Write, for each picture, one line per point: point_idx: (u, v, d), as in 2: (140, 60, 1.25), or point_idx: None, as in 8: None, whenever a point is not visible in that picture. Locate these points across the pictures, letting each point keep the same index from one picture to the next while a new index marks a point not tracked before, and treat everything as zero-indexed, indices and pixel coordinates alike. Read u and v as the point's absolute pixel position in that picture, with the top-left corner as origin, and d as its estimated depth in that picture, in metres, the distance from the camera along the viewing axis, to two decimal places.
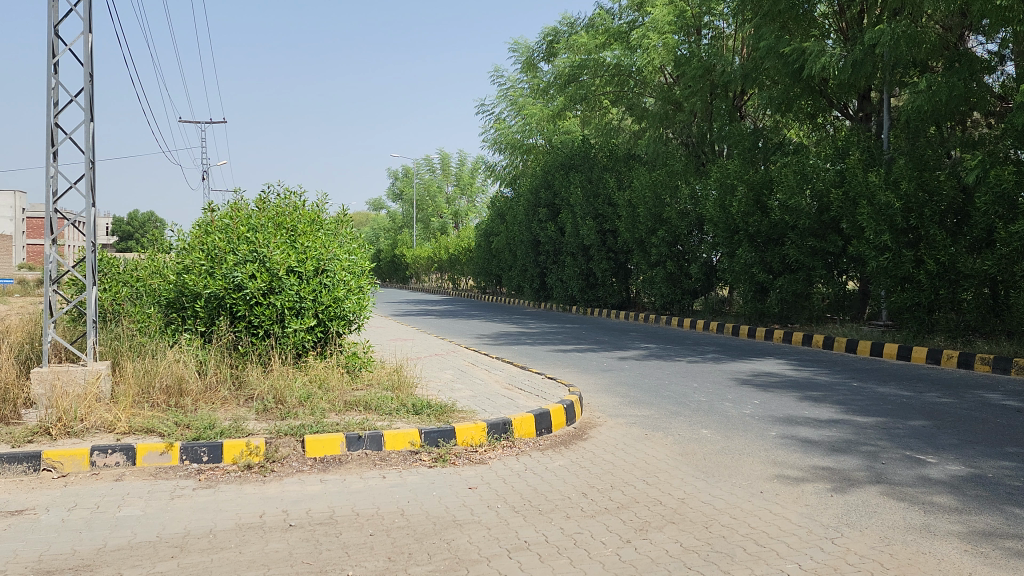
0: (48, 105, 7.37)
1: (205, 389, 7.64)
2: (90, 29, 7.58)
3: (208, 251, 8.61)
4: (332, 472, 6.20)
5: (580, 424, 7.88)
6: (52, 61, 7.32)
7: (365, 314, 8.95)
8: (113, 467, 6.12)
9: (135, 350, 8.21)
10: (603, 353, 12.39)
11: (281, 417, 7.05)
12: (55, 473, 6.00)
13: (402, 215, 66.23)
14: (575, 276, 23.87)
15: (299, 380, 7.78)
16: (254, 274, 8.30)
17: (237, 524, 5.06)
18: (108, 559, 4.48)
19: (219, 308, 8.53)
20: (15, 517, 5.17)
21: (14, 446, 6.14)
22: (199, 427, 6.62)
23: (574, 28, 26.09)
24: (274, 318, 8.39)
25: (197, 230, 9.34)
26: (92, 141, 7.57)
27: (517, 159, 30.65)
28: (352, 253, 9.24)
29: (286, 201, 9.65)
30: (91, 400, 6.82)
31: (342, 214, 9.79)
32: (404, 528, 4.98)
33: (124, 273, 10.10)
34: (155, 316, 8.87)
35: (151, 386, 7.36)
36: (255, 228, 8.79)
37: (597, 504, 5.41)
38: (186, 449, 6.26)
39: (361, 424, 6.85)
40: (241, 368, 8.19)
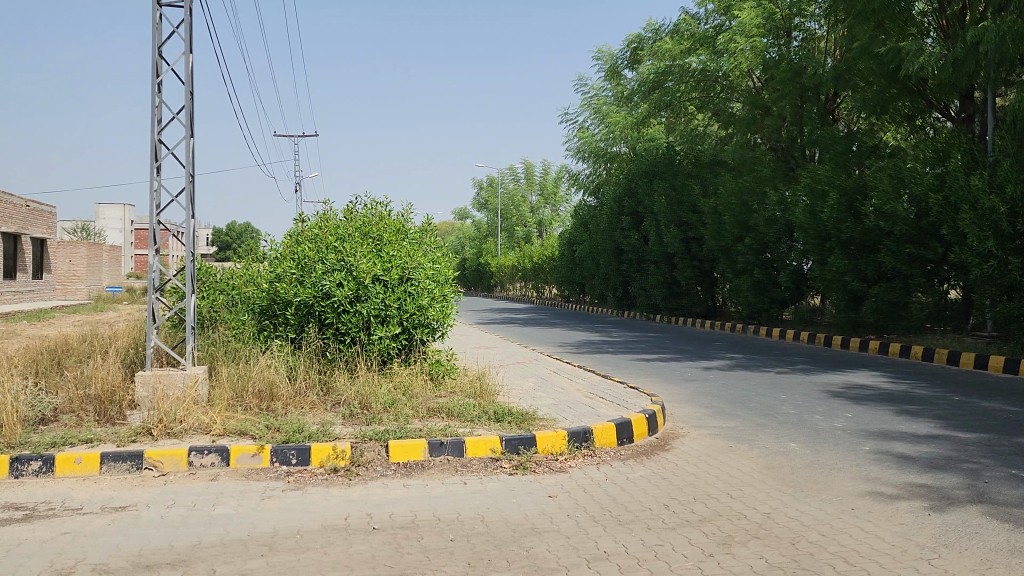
0: (153, 122, 7.79)
1: (294, 394, 7.88)
2: (190, 50, 7.97)
3: (298, 259, 8.90)
4: (415, 477, 6.30)
5: (663, 434, 7.77)
6: (156, 81, 7.74)
7: (449, 323, 9.09)
8: (209, 467, 6.39)
9: (229, 356, 8.54)
10: (687, 363, 12.16)
11: (366, 422, 7.22)
12: (156, 471, 6.31)
13: (487, 224, 66.86)
14: (658, 284, 23.60)
15: (384, 387, 7.94)
16: (341, 283, 8.52)
17: (323, 526, 5.21)
18: (201, 555, 4.68)
19: (309, 315, 8.79)
20: (119, 513, 5.47)
21: (119, 446, 6.49)
22: (288, 430, 6.84)
23: (659, 35, 25.82)
24: (361, 325, 8.61)
25: (288, 240, 9.69)
26: (192, 156, 7.94)
27: (601, 167, 30.43)
28: (437, 262, 9.40)
29: (372, 211, 9.90)
30: (189, 402, 7.13)
31: (427, 224, 9.97)
32: (484, 534, 5.02)
33: (221, 281, 10.56)
34: (249, 323, 9.19)
35: (244, 391, 7.63)
36: (343, 237, 9.06)
37: (678, 516, 5.32)
38: (276, 451, 6.48)
39: (444, 431, 6.95)
40: (328, 374, 8.41)
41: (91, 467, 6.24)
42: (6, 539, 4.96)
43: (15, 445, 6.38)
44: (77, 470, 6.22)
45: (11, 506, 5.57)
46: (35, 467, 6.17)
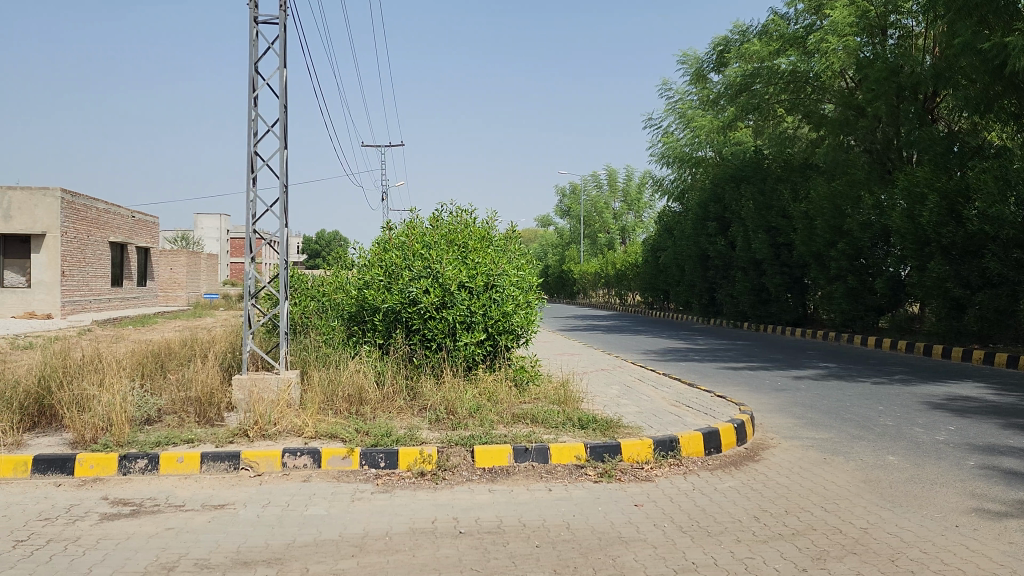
0: (250, 135, 8.10)
1: (382, 398, 8.00)
2: (284, 65, 8.26)
3: (385, 267, 9.10)
4: (500, 482, 6.34)
5: (752, 444, 7.59)
6: (252, 95, 8.05)
7: (533, 329, 9.12)
8: (302, 469, 6.60)
9: (320, 361, 8.76)
10: (776, 372, 11.83)
11: (452, 427, 7.31)
12: (251, 471, 6.53)
13: (570, 231, 66.70)
14: (746, 291, 23.17)
15: (470, 393, 7.99)
16: (428, 289, 8.67)
17: (411, 528, 5.30)
18: (295, 554, 4.83)
19: (396, 322, 8.97)
20: (218, 511, 5.68)
21: (218, 446, 6.76)
22: (377, 433, 6.98)
23: (746, 36, 25.33)
24: (446, 331, 8.71)
25: (376, 247, 9.91)
26: (286, 167, 8.22)
27: (685, 172, 29.79)
28: (521, 268, 9.45)
29: (458, 218, 10.03)
30: (283, 405, 7.36)
31: (511, 231, 10.05)
32: (570, 542, 5.00)
33: (312, 289, 10.86)
34: (338, 329, 9.43)
35: (335, 395, 7.83)
36: (429, 245, 9.24)
37: (770, 529, 5.18)
38: (366, 454, 6.64)
39: (529, 437, 6.97)
40: (415, 379, 8.53)
41: (191, 466, 6.51)
42: (115, 533, 5.22)
43: (124, 444, 6.71)
44: (179, 469, 6.49)
45: (119, 501, 5.87)
46: (141, 465, 6.48)
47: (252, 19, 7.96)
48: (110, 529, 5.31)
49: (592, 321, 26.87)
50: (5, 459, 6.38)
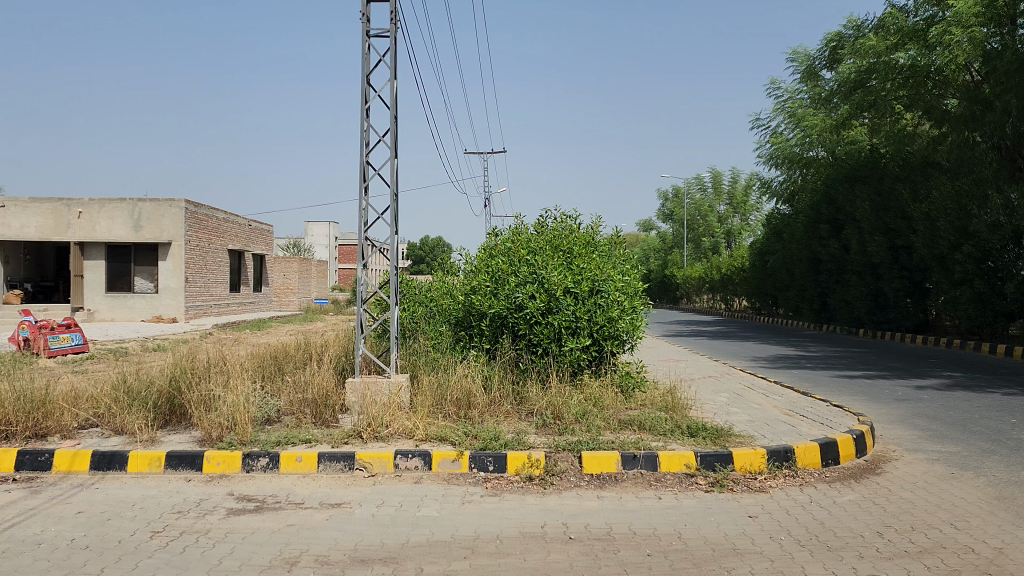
0: (362, 146, 8.36)
1: (490, 403, 8.07)
2: (394, 76, 8.48)
3: (492, 273, 9.23)
4: (608, 489, 6.30)
5: (872, 456, 7.28)
6: (364, 106, 8.30)
7: (639, 335, 9.02)
8: (413, 470, 6.75)
9: (429, 365, 8.92)
10: (896, 381, 11.29)
11: (559, 432, 7.31)
12: (366, 472, 6.73)
13: (672, 235, 65.60)
14: (863, 296, 22.34)
15: (576, 398, 7.96)
16: (533, 295, 8.71)
17: (521, 532, 5.33)
18: (409, 554, 4.94)
19: (503, 327, 9.06)
20: (334, 510, 5.88)
21: (334, 447, 7.00)
22: (485, 437, 7.07)
23: (860, 31, 24.22)
24: (552, 337, 8.71)
25: (482, 254, 10.06)
26: (396, 176, 8.45)
27: (796, 173, 28.88)
28: (626, 273, 9.38)
29: (562, 224, 10.06)
30: (394, 408, 7.55)
31: (616, 236, 9.99)
32: (682, 552, 4.93)
33: (421, 295, 11.12)
34: (446, 334, 9.61)
35: (443, 399, 7.96)
36: (535, 251, 9.30)
37: (894, 546, 4.95)
38: (475, 458, 6.74)
39: (637, 443, 6.91)
40: (522, 384, 8.58)
41: (309, 466, 6.76)
42: (241, 528, 5.48)
43: (248, 443, 7.03)
44: (298, 468, 6.75)
45: (244, 497, 6.15)
46: (263, 464, 6.77)
47: (365, 33, 8.22)
48: (237, 523, 5.58)
49: (694, 321, 31.17)
50: (141, 455, 6.80)
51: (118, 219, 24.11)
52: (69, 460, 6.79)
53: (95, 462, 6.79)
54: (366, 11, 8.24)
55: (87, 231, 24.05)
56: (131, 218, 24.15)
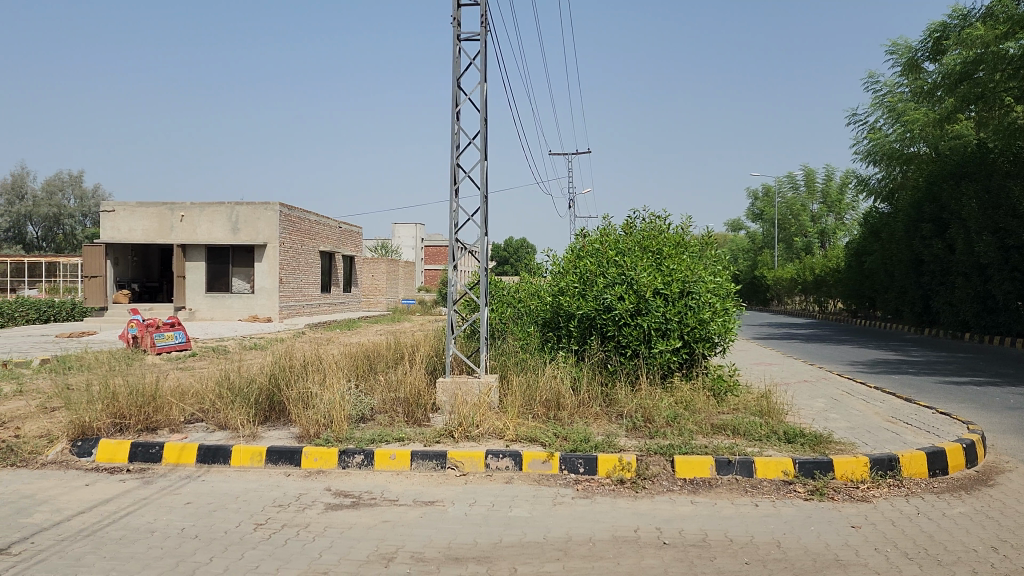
0: (452, 148, 8.46)
1: (579, 405, 8.03)
2: (484, 79, 8.56)
3: (580, 274, 9.20)
4: (702, 494, 6.19)
5: (983, 468, 6.91)
6: (455, 109, 8.40)
7: (730, 338, 8.83)
8: (504, 471, 6.79)
9: (518, 365, 8.95)
10: (1008, 389, 10.67)
11: (650, 436, 7.22)
12: (457, 471, 6.80)
13: (762, 235, 63.92)
14: (969, 298, 21.28)
15: (666, 401, 7.85)
16: (622, 296, 8.63)
17: (614, 536, 5.29)
18: (503, 554, 4.96)
19: (591, 328, 9.00)
20: (428, 508, 5.97)
21: (426, 446, 7.10)
22: (576, 439, 7.04)
23: (967, 20, 23.11)
24: (641, 338, 8.60)
25: (570, 255, 10.03)
26: (486, 177, 8.52)
27: (896, 170, 27.74)
28: (718, 275, 9.19)
29: (652, 224, 9.93)
30: (485, 408, 7.62)
31: (707, 236, 9.80)
32: (782, 561, 4.79)
33: (509, 297, 11.18)
34: (534, 335, 9.63)
35: (533, 400, 7.96)
36: (624, 251, 9.23)
37: (1011, 562, 4.68)
38: (565, 459, 6.72)
39: (731, 449, 6.77)
40: (611, 385, 8.51)
41: (403, 463, 6.88)
42: (338, 523, 5.62)
43: (343, 440, 7.22)
44: (392, 465, 6.88)
45: (341, 493, 6.31)
46: (358, 460, 6.93)
47: (455, 37, 8.31)
48: (335, 518, 5.72)
49: (784, 321, 33.09)
50: (244, 449, 7.06)
51: (217, 222, 25.23)
52: (177, 453, 7.11)
53: (201, 455, 7.09)
54: (457, 15, 8.33)
55: (188, 233, 25.26)
56: (228, 221, 25.24)
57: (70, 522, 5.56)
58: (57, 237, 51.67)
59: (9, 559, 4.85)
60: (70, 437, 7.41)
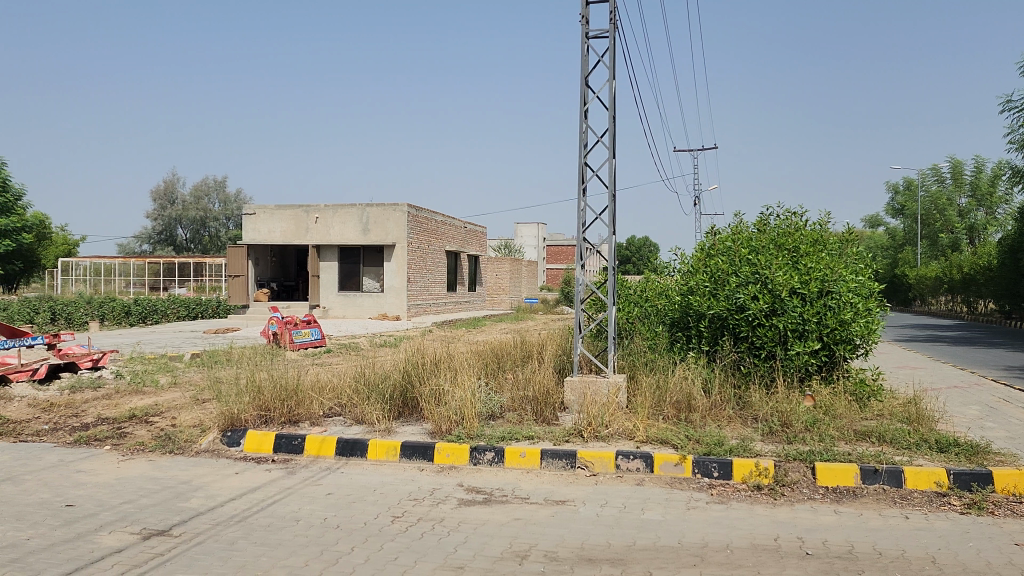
0: (580, 147, 8.42)
1: (711, 407, 7.82)
2: (613, 76, 8.48)
3: (711, 273, 8.97)
4: (846, 504, 5.89)
5: None
6: (583, 108, 8.36)
7: (874, 339, 8.36)
8: (635, 472, 6.70)
9: (646, 365, 8.81)
10: None
11: (788, 441, 6.94)
12: (587, 471, 6.77)
13: (903, 231, 60.33)
14: None
15: (804, 405, 7.51)
16: (757, 295, 8.36)
17: (752, 544, 5.11)
18: (637, 557, 4.89)
19: (723, 328, 8.76)
20: (560, 507, 5.96)
21: (556, 445, 7.11)
22: (708, 442, 6.87)
23: None
24: (777, 339, 8.29)
25: (699, 255, 9.80)
26: (614, 176, 8.44)
27: None
28: (859, 273, 8.74)
29: (787, 221, 9.56)
30: (614, 408, 7.55)
31: (848, 233, 9.34)
32: None
33: (636, 295, 11.05)
34: (662, 334, 9.46)
35: (663, 401, 7.81)
36: (758, 249, 8.93)
37: None
38: (699, 463, 6.57)
39: (877, 456, 6.42)
40: (744, 388, 8.24)
41: (533, 462, 6.91)
42: (472, 518, 5.70)
43: (474, 437, 7.33)
44: (522, 463, 6.92)
45: (473, 489, 6.40)
46: (489, 457, 7.01)
47: (583, 35, 8.28)
48: (469, 514, 5.80)
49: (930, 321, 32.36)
50: (380, 444, 7.30)
51: (349, 223, 26.21)
52: (317, 445, 7.42)
53: (340, 448, 7.37)
54: (585, 13, 8.29)
55: (322, 235, 26.33)
56: (359, 222, 26.19)
57: (223, 508, 5.90)
58: (204, 238, 55.02)
59: (171, 540, 5.19)
60: (220, 427, 7.87)
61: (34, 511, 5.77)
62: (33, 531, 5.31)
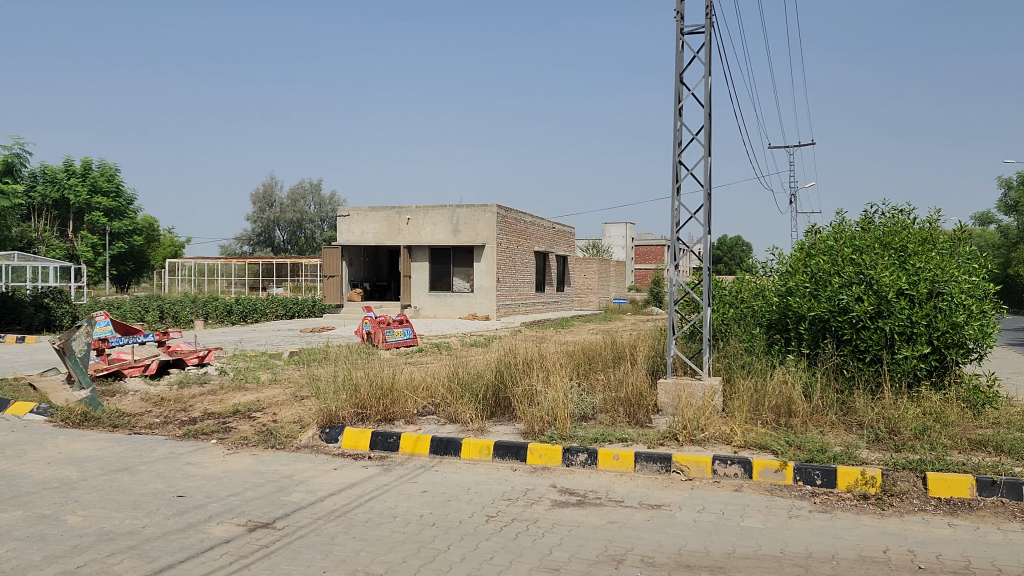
0: (675, 145, 8.28)
1: (812, 412, 7.55)
2: (709, 72, 8.31)
3: (812, 274, 8.68)
4: (961, 517, 5.58)
5: None
6: (678, 105, 8.21)
7: (989, 343, 7.90)
8: (733, 478, 6.53)
9: (743, 367, 8.58)
10: None
11: (895, 449, 6.64)
12: (683, 475, 6.64)
13: (1017, 229, 56.93)
14: None
15: (913, 411, 7.16)
16: (860, 296, 8.05)
17: (860, 555, 4.90)
18: (738, 565, 4.76)
19: (825, 331, 8.46)
20: (655, 511, 5.87)
21: (650, 447, 7.01)
22: (810, 448, 6.64)
23: None
24: (883, 343, 7.94)
25: (798, 255, 9.49)
26: (709, 174, 8.26)
27: None
28: (972, 274, 8.29)
29: (893, 219, 9.17)
30: (710, 412, 7.39)
31: (960, 232, 8.87)
32: None
33: (731, 296, 10.80)
34: (759, 337, 9.20)
35: (761, 405, 7.59)
36: (861, 249, 8.59)
37: None
38: (800, 470, 6.35)
39: (995, 467, 6.07)
40: (847, 393, 7.92)
41: (626, 464, 6.83)
42: (567, 520, 5.66)
43: (566, 438, 7.30)
44: (615, 465, 6.85)
45: (566, 491, 6.37)
46: (582, 459, 6.97)
47: (679, 31, 8.14)
48: (563, 516, 5.77)
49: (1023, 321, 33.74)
50: (473, 443, 7.35)
51: (440, 224, 26.56)
52: (412, 444, 7.53)
53: (434, 447, 7.46)
54: (680, 9, 8.15)
55: (414, 235, 26.74)
56: (450, 223, 26.51)
57: (323, 503, 6.06)
58: (300, 240, 56.77)
59: (275, 533, 5.36)
60: (319, 423, 8.09)
61: (148, 501, 6.05)
62: (148, 520, 5.57)
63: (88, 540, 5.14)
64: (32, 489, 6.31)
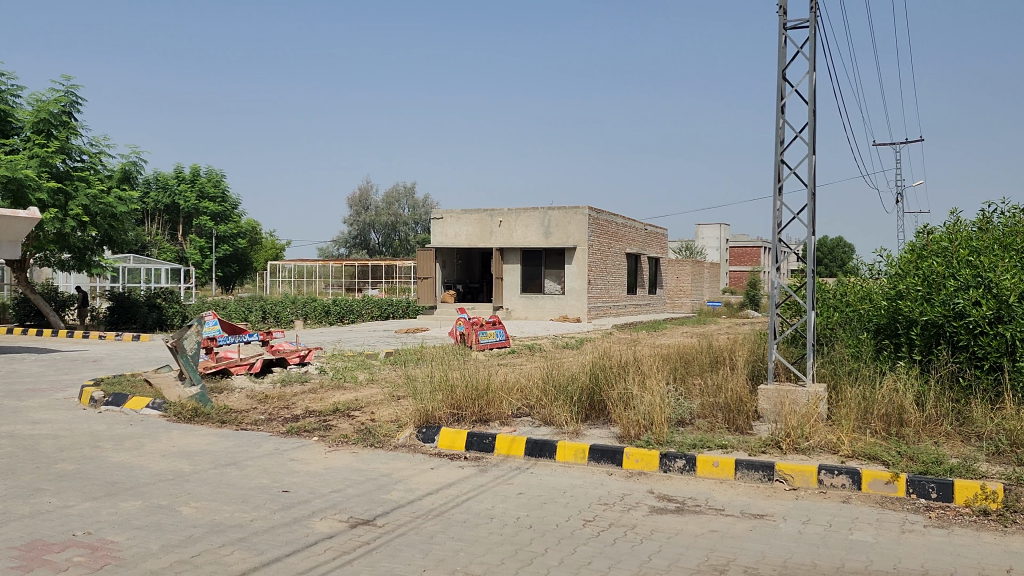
0: (777, 143, 8.03)
1: (925, 421, 7.18)
2: (813, 67, 8.03)
3: (924, 276, 8.28)
4: None
5: None
6: (781, 102, 7.96)
7: None
8: (840, 488, 6.28)
9: (849, 373, 8.25)
10: None
11: (1018, 463, 6.25)
12: (786, 484, 6.43)
13: None
14: None
15: None
16: (979, 301, 7.64)
17: None
18: None
19: (938, 337, 8.06)
20: (758, 521, 5.69)
21: (751, 455, 6.81)
22: (924, 460, 6.32)
23: None
24: (1003, 349, 7.50)
25: (909, 255, 9.07)
26: (813, 172, 7.98)
27: None
28: None
29: (1015, 219, 8.65)
30: (814, 419, 7.12)
31: None
32: None
33: (836, 300, 10.41)
34: (866, 341, 8.83)
35: (870, 414, 7.27)
36: (979, 250, 8.14)
37: None
38: (914, 482, 6.05)
39: None
40: (963, 402, 7.51)
41: (727, 471, 6.66)
42: (665, 527, 5.56)
43: (663, 443, 7.19)
44: (714, 473, 6.69)
45: (664, 497, 6.26)
46: (680, 465, 6.83)
47: (782, 26, 7.90)
48: (662, 523, 5.67)
49: None
50: (568, 445, 7.32)
51: (532, 226, 26.61)
52: (507, 445, 7.56)
53: (529, 448, 7.47)
54: (782, 3, 7.91)
55: (506, 237, 26.86)
56: (541, 225, 26.52)
57: (422, 502, 6.14)
58: (394, 242, 58.01)
59: (375, 530, 5.46)
60: (416, 423, 8.22)
61: (254, 495, 6.28)
62: (256, 514, 5.77)
63: (200, 531, 5.36)
64: (149, 480, 6.64)
